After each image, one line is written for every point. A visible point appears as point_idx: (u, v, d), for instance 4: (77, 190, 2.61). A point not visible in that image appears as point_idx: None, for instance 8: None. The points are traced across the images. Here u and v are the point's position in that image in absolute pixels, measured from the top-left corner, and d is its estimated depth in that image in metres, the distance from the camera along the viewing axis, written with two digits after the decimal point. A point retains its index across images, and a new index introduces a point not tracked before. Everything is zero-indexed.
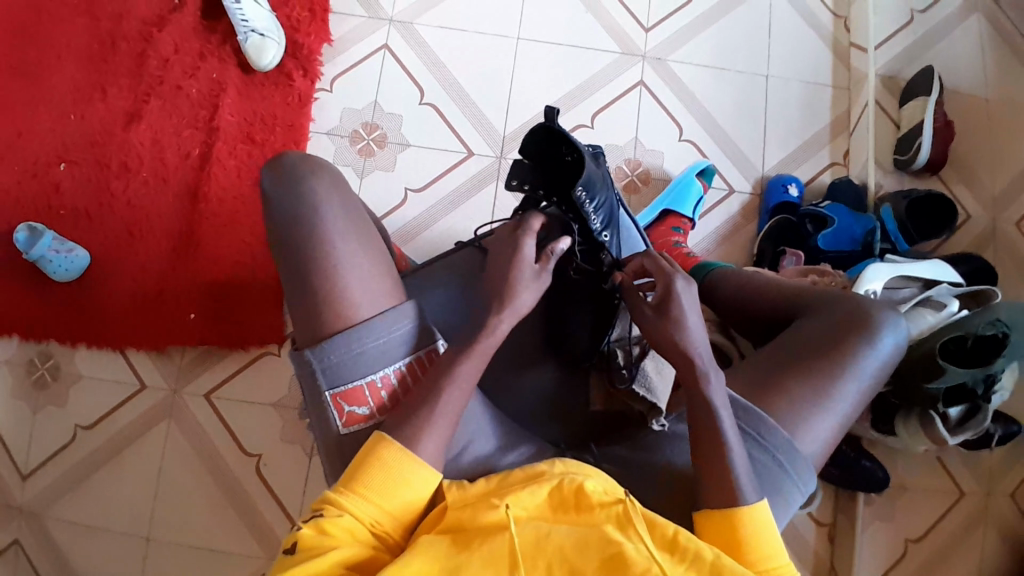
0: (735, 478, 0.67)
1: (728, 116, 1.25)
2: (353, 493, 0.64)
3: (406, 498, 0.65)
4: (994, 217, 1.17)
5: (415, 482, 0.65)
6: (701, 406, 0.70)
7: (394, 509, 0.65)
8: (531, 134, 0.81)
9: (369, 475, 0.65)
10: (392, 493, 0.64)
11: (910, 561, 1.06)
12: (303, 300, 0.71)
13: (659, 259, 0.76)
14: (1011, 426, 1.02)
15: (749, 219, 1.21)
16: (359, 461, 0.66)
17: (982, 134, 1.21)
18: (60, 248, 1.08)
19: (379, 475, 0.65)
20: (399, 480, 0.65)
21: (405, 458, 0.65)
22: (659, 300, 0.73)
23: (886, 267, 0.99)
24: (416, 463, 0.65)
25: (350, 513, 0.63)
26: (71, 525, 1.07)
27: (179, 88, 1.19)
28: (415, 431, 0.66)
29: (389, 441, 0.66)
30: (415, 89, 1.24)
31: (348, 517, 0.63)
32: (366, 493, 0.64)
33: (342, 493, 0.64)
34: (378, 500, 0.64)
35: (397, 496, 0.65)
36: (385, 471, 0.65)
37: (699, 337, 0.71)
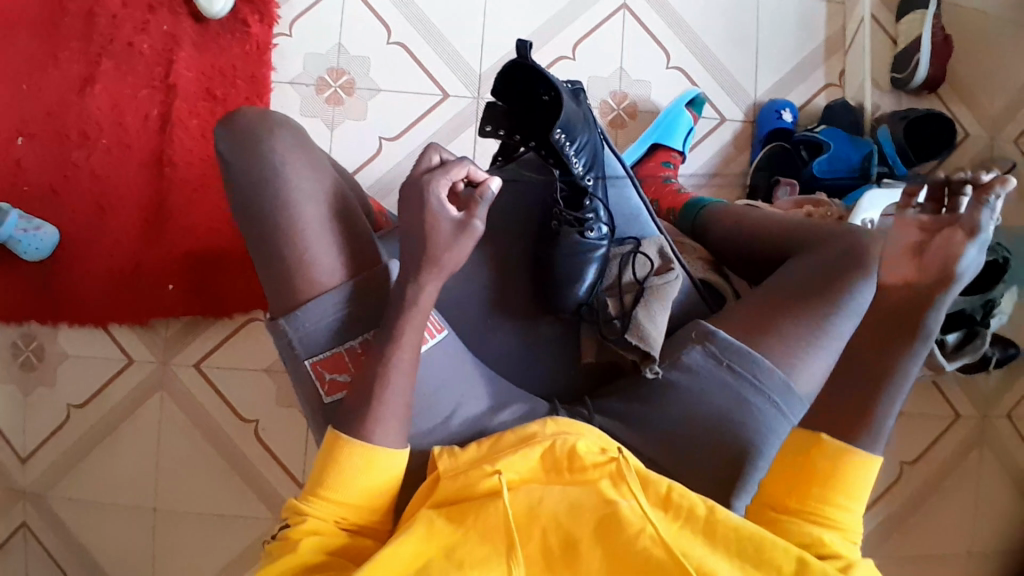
0: None
1: (716, 38, 1.18)
2: (315, 495, 0.62)
3: (370, 492, 0.61)
4: (993, 134, 1.12)
5: (377, 473, 0.61)
6: None
7: (361, 506, 0.62)
8: (504, 73, 0.77)
9: (327, 474, 0.62)
10: (355, 490, 0.61)
11: (905, 483, 1.08)
12: (273, 276, 0.67)
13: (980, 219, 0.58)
14: (1008, 350, 1.01)
15: (742, 149, 1.16)
16: (318, 458, 0.63)
17: (983, 44, 1.14)
18: (27, 226, 1.04)
19: (336, 475, 0.61)
20: (359, 475, 0.61)
21: (353, 452, 0.61)
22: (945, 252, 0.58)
23: (882, 194, 0.95)
24: (372, 454, 0.61)
25: (317, 517, 0.61)
26: (76, 502, 1.08)
27: (131, 46, 1.12)
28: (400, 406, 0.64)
29: (339, 438, 0.62)
30: (381, 28, 1.16)
31: (313, 522, 0.60)
32: (327, 494, 0.61)
33: (305, 492, 0.62)
34: (339, 496, 0.61)
35: (359, 489, 0.61)
36: (339, 467, 0.61)
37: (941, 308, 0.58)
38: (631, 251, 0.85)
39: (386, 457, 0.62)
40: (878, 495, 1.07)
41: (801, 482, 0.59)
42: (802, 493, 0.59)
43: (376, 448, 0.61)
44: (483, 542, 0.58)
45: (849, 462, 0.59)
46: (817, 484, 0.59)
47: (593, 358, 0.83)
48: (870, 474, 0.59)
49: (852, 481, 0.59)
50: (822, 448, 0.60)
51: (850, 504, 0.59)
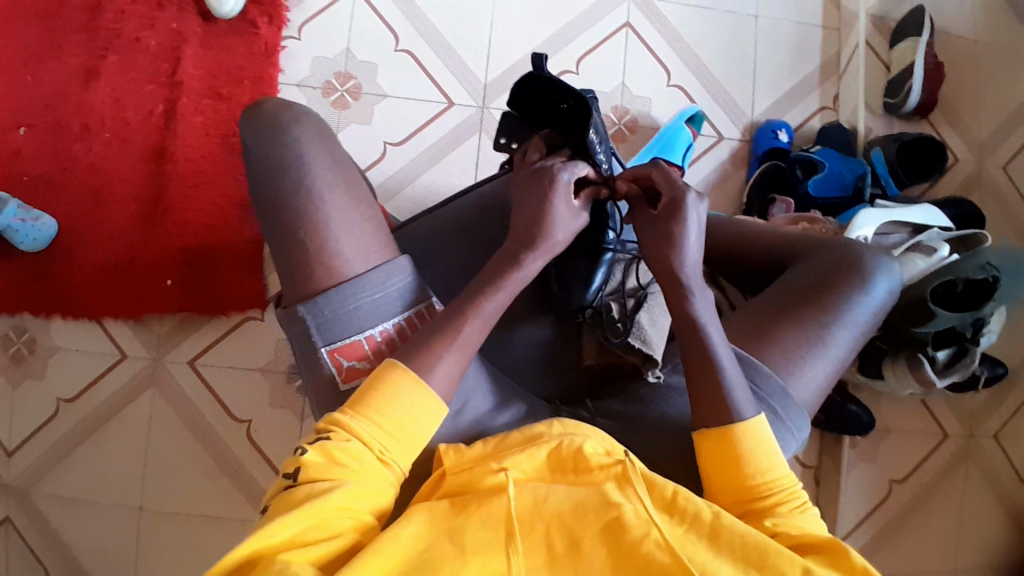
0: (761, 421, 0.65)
1: (716, 58, 1.21)
2: (363, 417, 0.60)
3: (416, 435, 0.61)
4: (983, 160, 1.16)
5: (424, 415, 0.61)
6: (710, 353, 0.67)
7: (402, 445, 0.60)
8: (527, 79, 0.73)
9: (382, 402, 0.60)
10: (400, 426, 0.60)
11: (894, 500, 1.10)
12: (285, 265, 0.67)
13: (667, 170, 0.71)
14: (996, 368, 1.05)
15: (739, 166, 1.19)
16: (366, 386, 0.62)
17: (971, 74, 1.19)
18: (26, 216, 1.03)
19: (386, 406, 0.60)
20: (410, 412, 0.61)
21: (416, 389, 0.61)
22: (663, 212, 0.70)
23: (876, 213, 0.98)
24: (426, 394, 0.61)
25: (361, 444, 0.59)
26: (61, 499, 1.05)
27: (138, 41, 1.12)
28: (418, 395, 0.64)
29: (396, 371, 0.62)
30: (390, 35, 1.18)
31: (358, 447, 0.58)
32: (378, 422, 0.60)
33: (346, 415, 0.60)
34: (388, 428, 0.60)
35: (407, 427, 0.61)
36: (397, 398, 0.61)
37: (692, 256, 0.69)
38: (632, 259, 0.85)
39: (436, 402, 0.62)
40: (867, 511, 1.09)
41: (726, 471, 0.63)
42: (732, 481, 0.63)
43: (431, 392, 0.62)
44: (484, 529, 0.57)
45: (737, 441, 0.64)
46: (732, 463, 0.63)
47: (595, 360, 0.83)
48: (755, 434, 0.64)
49: (747, 450, 0.63)
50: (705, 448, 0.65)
51: (770, 469, 0.63)
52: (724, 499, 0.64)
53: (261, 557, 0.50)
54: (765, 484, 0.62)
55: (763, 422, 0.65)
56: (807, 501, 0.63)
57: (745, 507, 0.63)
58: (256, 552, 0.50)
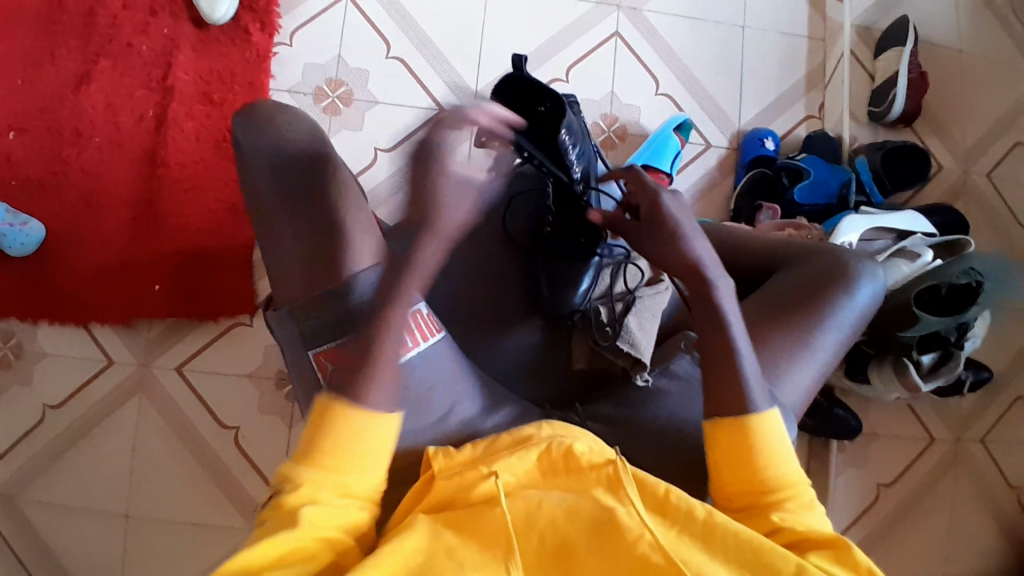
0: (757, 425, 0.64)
1: (704, 67, 1.23)
2: (312, 461, 0.58)
3: (371, 460, 0.59)
4: (966, 169, 1.18)
5: (376, 434, 0.59)
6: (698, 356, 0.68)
7: (357, 471, 0.59)
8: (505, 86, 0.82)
9: (329, 439, 0.59)
10: (351, 454, 0.58)
11: (882, 504, 1.10)
12: (277, 267, 0.67)
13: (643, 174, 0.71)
14: (981, 373, 1.06)
15: (727, 173, 1.20)
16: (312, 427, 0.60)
17: (954, 84, 1.21)
18: (13, 221, 1.03)
19: (331, 442, 0.58)
20: (359, 437, 0.59)
21: (358, 416, 0.59)
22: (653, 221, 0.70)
23: (862, 219, 0.99)
24: (372, 416, 0.59)
25: (312, 486, 0.57)
26: (46, 505, 1.04)
27: (130, 47, 1.13)
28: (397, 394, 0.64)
29: (333, 407, 0.59)
30: (382, 43, 1.19)
31: (309, 489, 0.57)
32: (329, 459, 0.58)
33: (298, 463, 0.59)
34: (340, 462, 0.58)
35: (360, 455, 0.59)
36: (341, 430, 0.59)
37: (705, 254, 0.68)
38: (621, 261, 0.86)
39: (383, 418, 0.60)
40: (854, 515, 1.10)
41: (736, 462, 0.64)
42: (742, 473, 0.64)
43: (373, 413, 0.59)
44: (484, 551, 0.57)
45: (752, 432, 0.64)
46: (742, 456, 0.64)
47: (586, 364, 0.84)
48: (769, 427, 0.64)
49: (760, 443, 0.64)
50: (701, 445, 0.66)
51: (782, 464, 0.63)
52: (730, 491, 0.64)
53: None
54: (775, 479, 0.63)
55: (777, 415, 0.65)
56: (815, 499, 0.64)
57: (751, 500, 0.63)
58: None
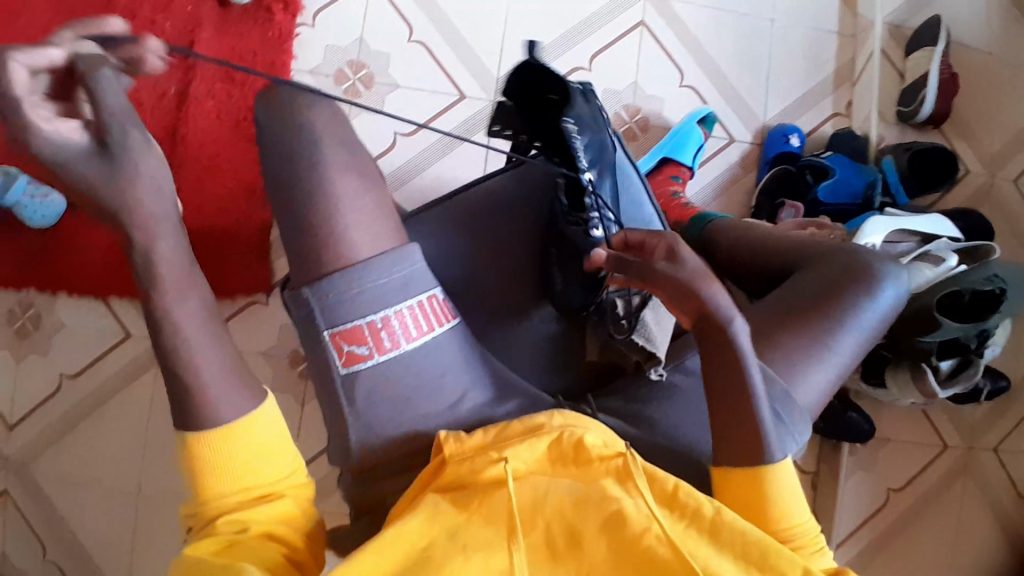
0: (760, 429, 0.64)
1: (730, 61, 1.21)
2: (212, 495, 0.54)
3: (270, 455, 0.56)
4: (994, 173, 1.16)
5: (256, 426, 0.55)
6: None
7: (251, 473, 0.54)
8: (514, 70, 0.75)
9: (210, 468, 0.54)
10: (236, 463, 0.54)
11: (890, 510, 1.10)
12: (295, 249, 0.67)
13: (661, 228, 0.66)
14: (999, 382, 1.05)
15: (749, 169, 1.18)
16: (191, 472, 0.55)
17: (986, 86, 1.18)
18: (34, 194, 1.03)
19: (211, 460, 0.54)
20: (230, 446, 0.54)
21: (232, 429, 0.54)
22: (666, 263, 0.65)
23: (883, 221, 0.97)
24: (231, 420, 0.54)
25: (216, 507, 0.54)
26: (59, 475, 1.06)
27: (153, 23, 1.13)
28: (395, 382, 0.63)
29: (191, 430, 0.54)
30: (404, 26, 1.18)
31: (215, 510, 0.54)
32: (226, 482, 0.54)
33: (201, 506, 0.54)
34: (240, 478, 0.54)
35: (257, 459, 0.55)
36: (220, 452, 0.54)
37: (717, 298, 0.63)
38: None
39: (250, 416, 0.55)
40: (862, 519, 1.09)
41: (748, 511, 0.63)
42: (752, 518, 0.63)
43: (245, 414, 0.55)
44: (489, 527, 0.58)
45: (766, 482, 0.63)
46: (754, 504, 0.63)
47: (597, 357, 0.84)
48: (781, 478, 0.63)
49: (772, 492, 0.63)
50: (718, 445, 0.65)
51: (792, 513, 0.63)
52: None
53: None
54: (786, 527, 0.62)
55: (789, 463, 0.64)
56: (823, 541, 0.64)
57: None
58: None
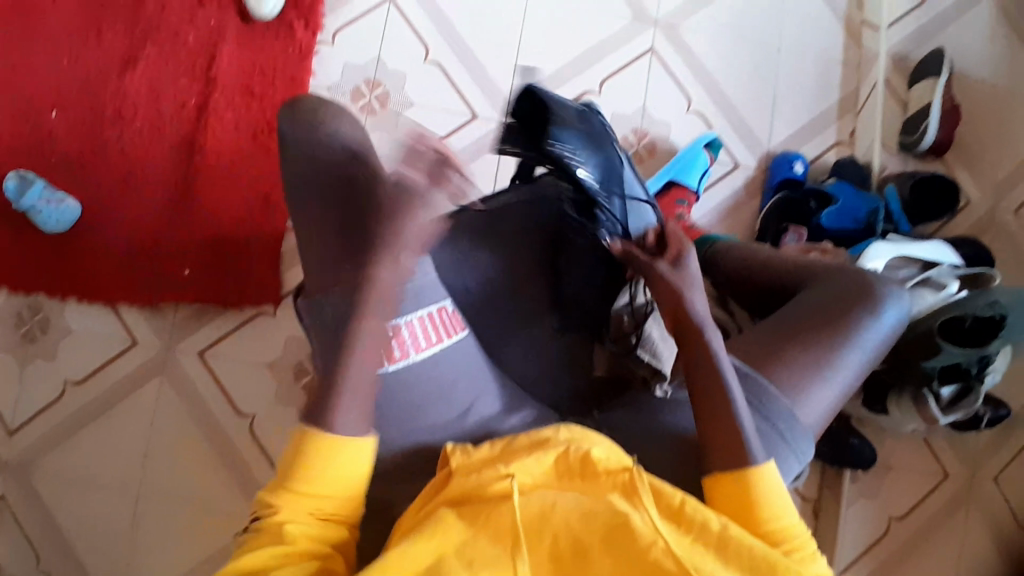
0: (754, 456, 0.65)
1: (738, 88, 1.23)
2: (290, 490, 0.61)
3: (348, 482, 0.62)
4: (994, 204, 1.18)
5: (348, 454, 0.62)
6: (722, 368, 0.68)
7: (332, 488, 0.62)
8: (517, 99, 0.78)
9: (297, 469, 0.62)
10: (324, 476, 0.62)
11: (892, 536, 1.09)
12: (313, 256, 0.68)
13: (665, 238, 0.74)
14: (1000, 410, 1.05)
15: (754, 194, 1.20)
16: (286, 463, 0.62)
17: (986, 120, 1.21)
18: (51, 197, 1.04)
19: (309, 468, 0.62)
20: (329, 462, 0.62)
21: (330, 447, 0.62)
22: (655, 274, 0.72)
23: (888, 246, 0.99)
24: (342, 441, 0.62)
25: (289, 511, 0.61)
26: (59, 479, 1.05)
27: (176, 36, 1.15)
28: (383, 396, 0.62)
29: (311, 431, 0.63)
30: (420, 46, 1.21)
31: (286, 515, 0.60)
32: (305, 488, 0.61)
33: (277, 493, 0.62)
34: (319, 491, 0.61)
35: (336, 482, 0.62)
36: (315, 462, 0.62)
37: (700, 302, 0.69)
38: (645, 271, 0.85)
39: (356, 440, 0.63)
40: (864, 545, 1.09)
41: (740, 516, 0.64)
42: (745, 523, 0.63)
43: (349, 441, 0.62)
44: (495, 544, 0.59)
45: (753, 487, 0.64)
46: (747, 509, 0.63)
47: (605, 370, 0.86)
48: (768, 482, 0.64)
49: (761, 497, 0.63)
50: (725, 454, 0.66)
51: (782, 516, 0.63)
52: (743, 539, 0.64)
53: None
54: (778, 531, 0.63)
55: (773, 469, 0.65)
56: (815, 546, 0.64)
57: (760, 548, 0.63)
58: None
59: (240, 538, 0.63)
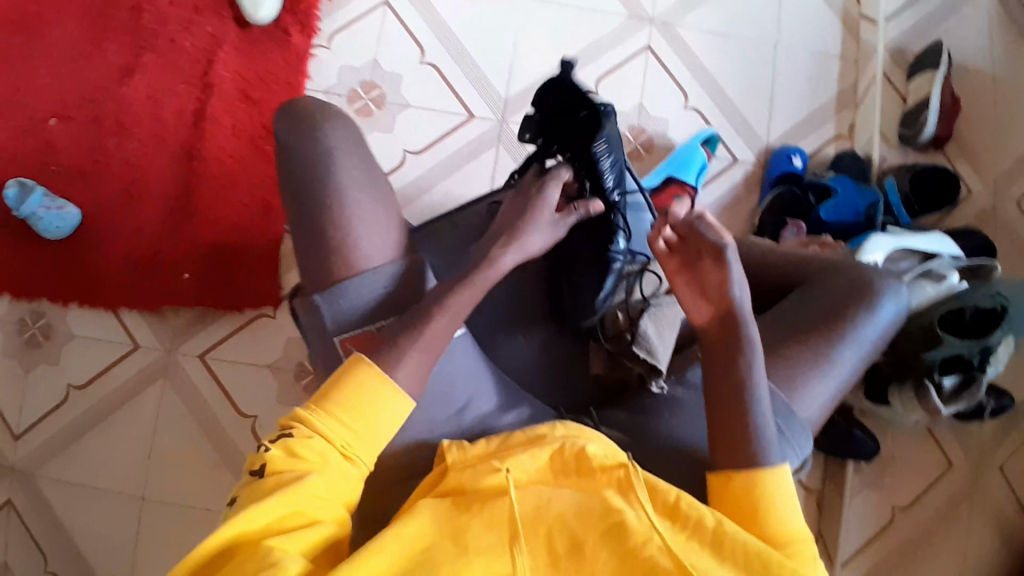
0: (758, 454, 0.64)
1: (735, 84, 1.23)
2: (328, 414, 0.60)
3: (380, 430, 0.61)
4: (996, 196, 1.17)
5: (389, 400, 0.61)
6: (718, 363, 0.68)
7: (368, 429, 0.60)
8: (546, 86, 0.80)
9: (341, 397, 0.61)
10: (364, 413, 0.60)
11: (898, 531, 1.08)
12: (307, 257, 0.69)
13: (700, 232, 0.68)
14: (1003, 399, 1.04)
15: (753, 190, 1.20)
16: (331, 383, 0.62)
17: (987, 111, 1.20)
18: (51, 205, 1.05)
19: (352, 400, 0.60)
20: (373, 403, 0.61)
21: (379, 383, 0.61)
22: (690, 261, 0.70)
23: (887, 239, 0.99)
24: (391, 387, 0.62)
25: (323, 441, 0.59)
26: (64, 484, 1.06)
27: (174, 43, 1.16)
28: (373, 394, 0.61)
29: (365, 364, 0.62)
30: (417, 48, 1.21)
31: (319, 445, 0.58)
32: (341, 417, 0.60)
33: (311, 411, 0.60)
34: (354, 426, 0.60)
35: (372, 423, 0.61)
36: (361, 394, 0.61)
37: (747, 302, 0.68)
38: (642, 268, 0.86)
39: (401, 393, 0.62)
40: (870, 540, 1.08)
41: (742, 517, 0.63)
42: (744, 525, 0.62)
43: (394, 387, 0.62)
44: (491, 530, 0.58)
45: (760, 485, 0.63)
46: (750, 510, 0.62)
47: (603, 371, 0.85)
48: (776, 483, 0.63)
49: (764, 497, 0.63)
50: (725, 449, 0.66)
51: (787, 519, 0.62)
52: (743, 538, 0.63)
53: (240, 542, 0.52)
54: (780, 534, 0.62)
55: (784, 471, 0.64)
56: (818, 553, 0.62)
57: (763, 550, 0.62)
58: (234, 538, 0.52)
59: (257, 452, 0.59)
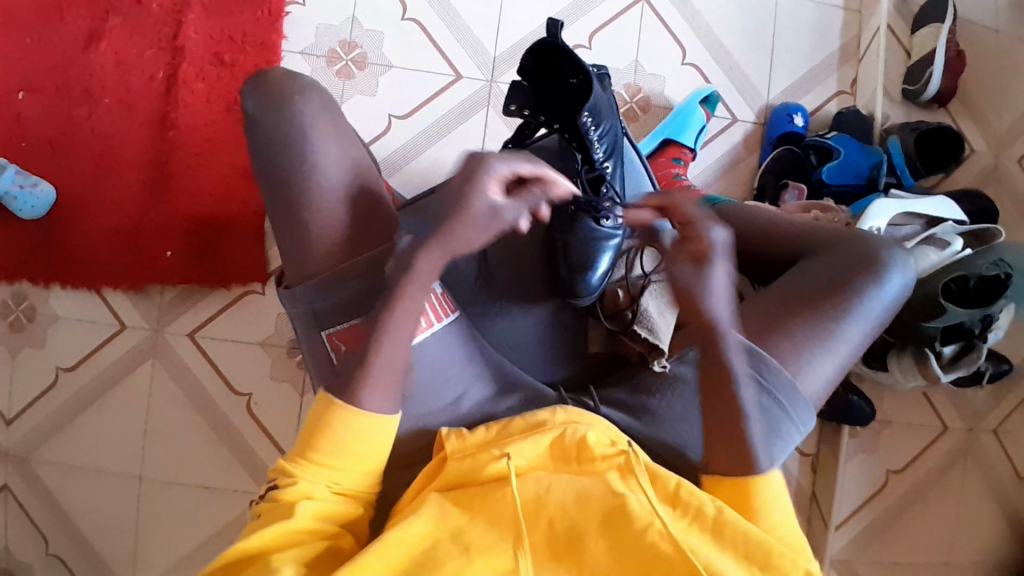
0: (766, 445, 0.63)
1: (734, 38, 1.18)
2: (308, 460, 0.59)
3: (366, 461, 0.60)
4: (998, 153, 1.14)
5: (370, 430, 0.59)
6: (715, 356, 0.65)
7: (354, 462, 0.59)
8: (533, 52, 0.75)
9: (317, 437, 0.59)
10: (343, 449, 0.59)
11: (891, 490, 1.10)
12: (289, 247, 0.66)
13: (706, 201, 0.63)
14: (1002, 366, 1.04)
15: (752, 150, 1.16)
16: (307, 429, 0.60)
17: (994, 63, 1.15)
18: (24, 182, 1.01)
19: (332, 440, 0.58)
20: (351, 439, 0.59)
21: (351, 418, 0.58)
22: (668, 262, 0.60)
23: (890, 204, 0.95)
24: (366, 421, 0.59)
25: (307, 482, 0.58)
26: (60, 466, 1.06)
27: (140, 5, 1.09)
28: (371, 390, 0.59)
29: (334, 401, 0.59)
30: (397, 3, 1.14)
31: (304, 487, 0.58)
32: (320, 458, 0.58)
33: (293, 460, 0.59)
34: (337, 465, 0.59)
35: (353, 458, 0.59)
36: (338, 434, 0.59)
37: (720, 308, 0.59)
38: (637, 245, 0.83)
39: (380, 419, 0.59)
40: (862, 500, 1.10)
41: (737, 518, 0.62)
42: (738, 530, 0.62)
43: (368, 416, 0.59)
44: (491, 529, 0.57)
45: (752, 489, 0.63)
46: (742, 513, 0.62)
47: (601, 350, 0.84)
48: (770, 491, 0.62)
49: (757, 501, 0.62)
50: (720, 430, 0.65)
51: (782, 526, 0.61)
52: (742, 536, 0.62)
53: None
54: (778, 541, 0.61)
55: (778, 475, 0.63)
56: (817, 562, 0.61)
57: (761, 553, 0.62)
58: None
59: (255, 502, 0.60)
